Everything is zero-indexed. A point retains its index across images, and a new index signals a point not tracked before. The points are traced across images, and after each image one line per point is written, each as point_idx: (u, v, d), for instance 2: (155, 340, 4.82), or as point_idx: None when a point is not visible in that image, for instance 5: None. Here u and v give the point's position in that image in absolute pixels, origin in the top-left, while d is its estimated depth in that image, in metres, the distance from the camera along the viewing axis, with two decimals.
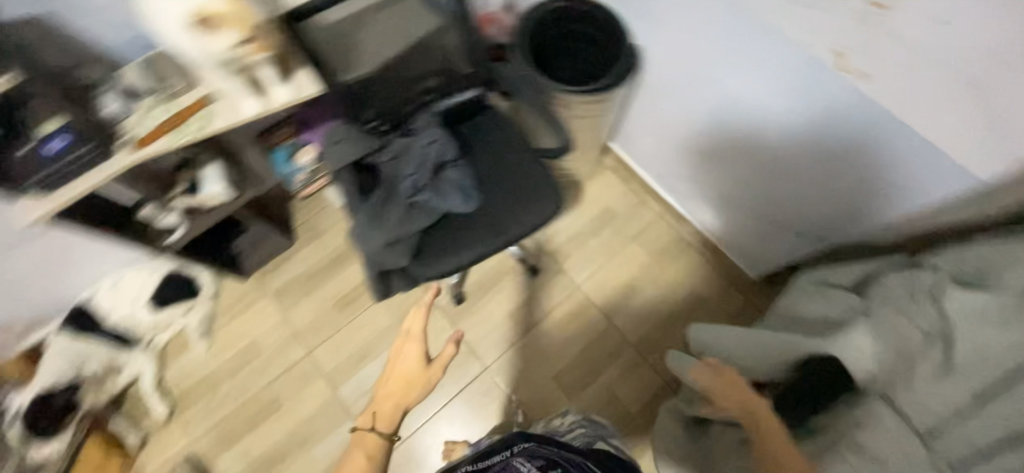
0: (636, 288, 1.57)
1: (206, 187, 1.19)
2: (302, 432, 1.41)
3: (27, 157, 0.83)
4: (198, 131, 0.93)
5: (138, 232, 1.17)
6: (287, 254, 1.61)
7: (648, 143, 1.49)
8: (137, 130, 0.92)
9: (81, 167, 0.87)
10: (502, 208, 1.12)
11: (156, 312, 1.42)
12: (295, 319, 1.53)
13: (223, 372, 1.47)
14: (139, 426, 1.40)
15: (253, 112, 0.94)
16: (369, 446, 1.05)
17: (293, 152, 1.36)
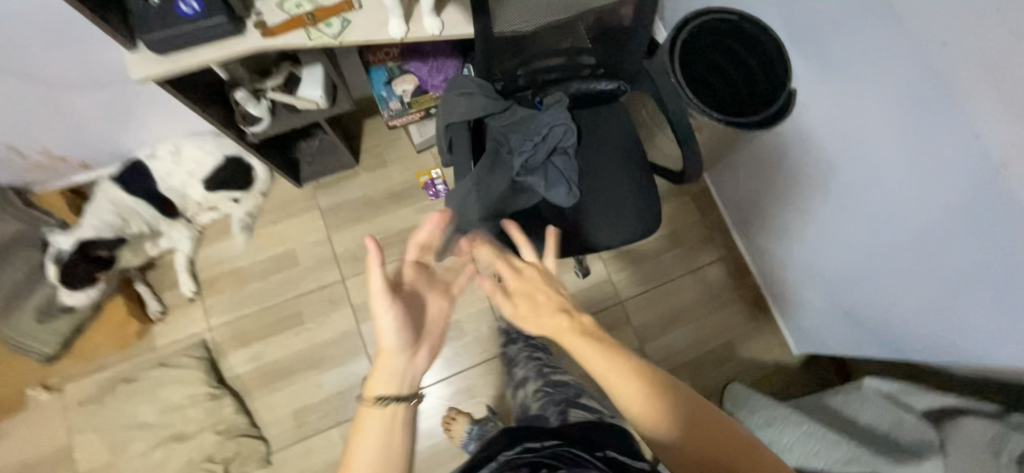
0: (676, 322, 1.54)
1: (303, 88, 1.12)
2: (316, 353, 1.41)
3: (162, 9, 0.77)
4: (334, 36, 0.85)
5: (223, 111, 1.10)
6: (348, 174, 1.55)
7: (749, 189, 1.40)
8: (272, 14, 0.84)
9: (207, 36, 0.80)
10: (603, 212, 1.06)
11: (209, 192, 1.37)
12: (338, 241, 1.50)
13: (255, 270, 1.45)
14: (164, 296, 1.39)
15: (397, 35, 0.85)
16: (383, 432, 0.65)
17: (391, 76, 1.27)
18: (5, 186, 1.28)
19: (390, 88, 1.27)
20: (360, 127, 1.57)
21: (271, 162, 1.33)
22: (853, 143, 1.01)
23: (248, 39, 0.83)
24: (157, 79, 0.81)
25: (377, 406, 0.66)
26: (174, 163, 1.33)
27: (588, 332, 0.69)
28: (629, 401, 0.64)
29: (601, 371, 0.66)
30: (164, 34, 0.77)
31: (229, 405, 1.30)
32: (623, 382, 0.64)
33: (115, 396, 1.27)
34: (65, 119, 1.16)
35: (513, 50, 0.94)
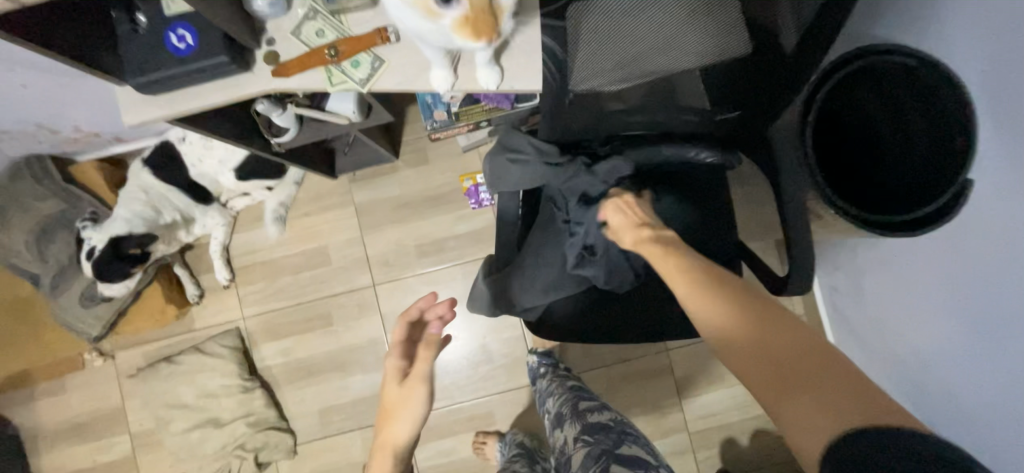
0: (725, 379, 1.39)
1: (333, 101, 0.93)
2: (343, 356, 1.39)
3: (152, 42, 0.61)
4: (362, 82, 0.66)
5: (245, 119, 0.96)
6: (385, 169, 1.41)
7: (861, 275, 1.08)
8: (286, 44, 0.65)
9: (206, 77, 0.63)
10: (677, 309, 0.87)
11: (240, 182, 1.27)
12: (371, 243, 1.40)
13: (288, 264, 1.40)
14: (201, 280, 1.39)
15: (441, 88, 0.66)
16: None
17: None
18: (45, 157, 1.24)
19: (437, 94, 1.03)
20: (402, 114, 1.38)
21: (301, 162, 1.19)
22: None
23: (256, 77, 0.65)
24: (152, 124, 0.66)
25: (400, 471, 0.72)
26: (205, 150, 1.22)
27: (705, 271, 0.65)
28: (698, 305, 0.62)
29: (692, 305, 0.62)
30: (154, 77, 0.61)
31: (259, 398, 1.33)
32: (700, 301, 0.62)
33: (158, 374, 1.33)
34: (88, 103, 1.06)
35: (596, 107, 0.72)
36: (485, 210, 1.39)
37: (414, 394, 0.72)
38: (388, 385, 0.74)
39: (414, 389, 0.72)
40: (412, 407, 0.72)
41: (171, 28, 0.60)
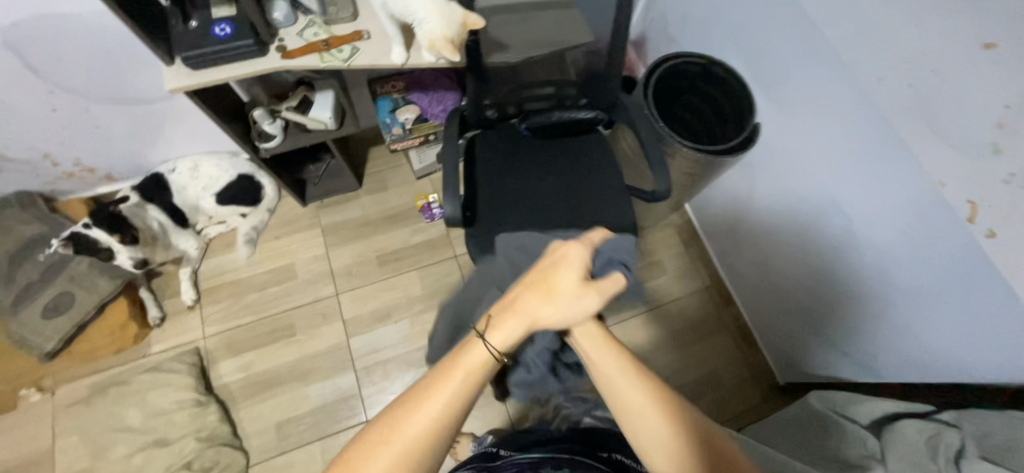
0: (661, 348, 1.56)
1: (315, 110, 1.23)
2: (306, 365, 1.43)
3: (201, 33, 0.91)
4: (344, 60, 0.97)
5: (242, 127, 1.22)
6: (351, 197, 1.65)
7: (734, 229, 1.48)
8: (292, 41, 0.97)
9: (236, 55, 0.92)
10: None
11: (219, 206, 1.46)
12: (336, 258, 1.57)
13: (254, 282, 1.51)
14: (164, 303, 1.44)
15: (399, 60, 0.97)
16: (484, 366, 0.60)
17: (396, 105, 1.41)
18: (34, 193, 1.38)
19: (394, 116, 1.39)
20: (366, 153, 1.70)
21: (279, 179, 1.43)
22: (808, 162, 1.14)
23: (267, 60, 0.95)
24: (184, 89, 0.92)
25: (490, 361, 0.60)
26: (192, 177, 1.43)
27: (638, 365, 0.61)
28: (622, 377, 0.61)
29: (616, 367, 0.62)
30: (197, 53, 0.90)
31: (213, 412, 1.32)
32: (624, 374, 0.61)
33: (106, 398, 1.31)
34: (99, 132, 1.28)
35: (503, 79, 1.09)
36: (438, 222, 1.64)
37: (572, 309, 0.65)
38: (573, 264, 0.67)
39: (571, 307, 0.65)
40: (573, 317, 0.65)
41: (215, 24, 0.91)
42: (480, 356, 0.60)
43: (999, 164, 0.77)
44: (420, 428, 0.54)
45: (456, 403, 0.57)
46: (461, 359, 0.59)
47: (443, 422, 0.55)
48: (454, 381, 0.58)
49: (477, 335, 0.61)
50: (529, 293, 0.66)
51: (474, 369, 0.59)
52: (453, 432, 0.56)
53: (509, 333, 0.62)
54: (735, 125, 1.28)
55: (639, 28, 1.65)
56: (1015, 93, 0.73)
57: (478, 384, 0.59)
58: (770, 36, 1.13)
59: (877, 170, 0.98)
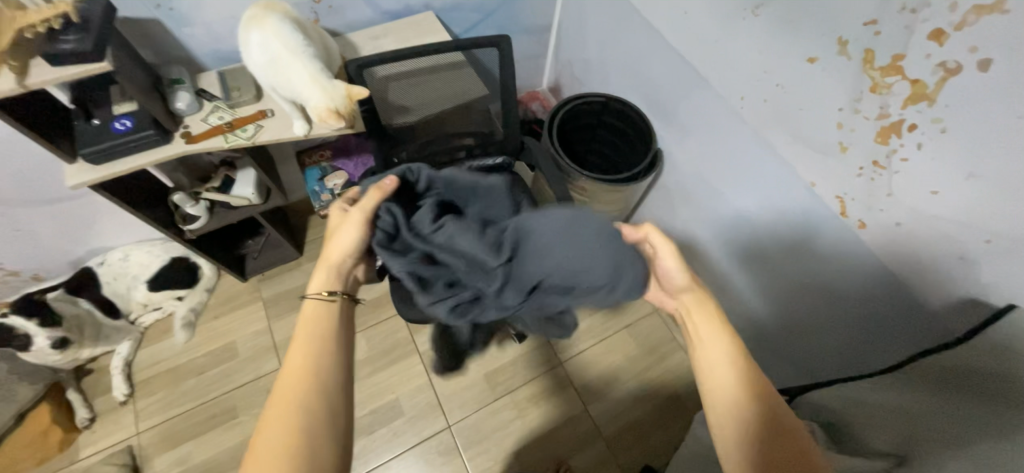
0: (620, 378, 1.52)
1: (237, 187, 1.26)
2: (247, 449, 1.35)
3: (100, 128, 0.95)
4: (247, 138, 1.02)
5: (163, 212, 1.24)
6: (291, 266, 1.65)
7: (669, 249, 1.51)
8: (197, 126, 1.02)
9: (139, 146, 0.96)
10: None
11: (152, 292, 1.44)
12: (278, 330, 1.54)
13: (193, 367, 1.46)
14: (94, 403, 1.38)
15: (301, 132, 1.03)
16: (318, 319, 0.70)
17: (324, 173, 1.44)
18: None
19: (322, 182, 1.42)
20: (305, 221, 1.72)
21: (212, 257, 1.42)
22: (714, 183, 1.19)
23: (172, 146, 1.00)
24: (87, 184, 0.95)
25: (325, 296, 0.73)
26: (123, 267, 1.41)
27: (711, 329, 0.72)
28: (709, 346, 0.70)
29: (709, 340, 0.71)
30: (93, 148, 0.93)
31: None
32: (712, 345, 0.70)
33: None
34: (20, 235, 1.27)
35: (405, 136, 1.16)
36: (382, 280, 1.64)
37: (343, 235, 0.76)
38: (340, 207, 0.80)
39: (341, 234, 0.77)
40: (360, 219, 0.76)
41: (115, 119, 0.95)
42: (312, 307, 0.72)
43: (851, 160, 0.83)
44: (287, 412, 0.60)
45: (315, 352, 0.66)
46: (297, 343, 0.67)
47: (308, 392, 0.62)
48: (294, 362, 0.64)
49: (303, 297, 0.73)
50: (322, 261, 0.77)
51: (311, 338, 0.67)
52: (328, 399, 0.63)
53: (322, 280, 0.75)
54: (641, 153, 1.35)
55: (553, 76, 1.77)
56: (843, 98, 0.80)
57: (322, 350, 0.67)
58: (654, 70, 1.23)
59: (766, 177, 1.03)
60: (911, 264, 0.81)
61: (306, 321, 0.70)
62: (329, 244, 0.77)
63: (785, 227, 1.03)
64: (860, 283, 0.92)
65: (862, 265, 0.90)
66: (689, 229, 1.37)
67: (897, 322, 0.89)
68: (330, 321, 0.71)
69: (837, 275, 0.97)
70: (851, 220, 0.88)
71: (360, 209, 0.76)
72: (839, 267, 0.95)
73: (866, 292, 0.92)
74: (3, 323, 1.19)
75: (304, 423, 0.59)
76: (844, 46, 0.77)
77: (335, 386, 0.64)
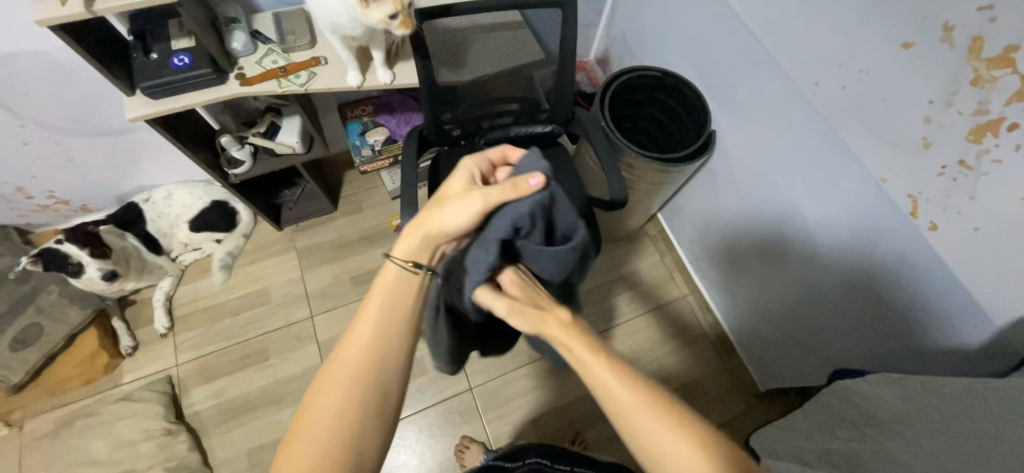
0: (642, 361, 1.52)
1: (282, 135, 1.26)
2: (278, 390, 1.41)
3: (159, 63, 0.94)
4: (301, 85, 1.01)
5: (210, 153, 1.25)
6: (324, 218, 1.66)
7: (705, 237, 1.48)
8: (251, 69, 1.02)
9: (193, 84, 0.96)
10: None
11: (193, 233, 1.47)
12: (310, 280, 1.57)
13: (229, 308, 1.51)
14: (137, 333, 1.45)
15: (354, 83, 1.03)
16: (394, 289, 0.66)
17: (365, 128, 1.43)
18: (9, 227, 1.42)
19: (363, 137, 1.42)
20: (340, 176, 1.72)
21: (252, 203, 1.44)
22: (768, 168, 1.14)
23: (227, 87, 0.99)
24: (144, 118, 0.96)
25: (407, 267, 0.67)
26: (166, 206, 1.44)
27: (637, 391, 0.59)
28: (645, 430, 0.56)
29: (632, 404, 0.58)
30: (155, 82, 0.93)
31: (183, 441, 1.31)
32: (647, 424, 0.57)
33: (74, 430, 1.30)
34: (74, 164, 1.30)
35: (456, 96, 1.13)
36: None
37: (457, 208, 0.67)
38: (463, 179, 0.72)
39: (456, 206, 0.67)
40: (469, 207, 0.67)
41: (174, 55, 0.95)
42: (394, 275, 0.67)
43: (933, 157, 0.78)
44: (343, 384, 0.58)
45: (379, 331, 0.62)
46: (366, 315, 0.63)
47: (362, 368, 0.59)
48: (353, 343, 0.60)
49: (387, 258, 0.68)
50: (432, 208, 0.70)
51: (382, 311, 0.63)
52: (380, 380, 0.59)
53: (410, 246, 0.68)
54: (694, 134, 1.30)
55: (602, 48, 1.71)
56: (936, 89, 0.75)
57: (394, 323, 0.63)
58: (718, 48, 1.17)
59: (827, 166, 0.99)
60: (965, 268, 0.79)
61: (390, 283, 0.66)
62: (433, 212, 0.69)
63: (837, 220, 1.01)
64: (880, 263, 0.95)
65: (890, 244, 0.91)
66: (730, 217, 1.33)
67: (939, 322, 0.88)
68: (406, 298, 0.66)
69: (860, 259, 0.99)
70: (908, 216, 0.86)
71: (485, 199, 0.66)
72: (866, 250, 0.97)
73: (893, 276, 0.93)
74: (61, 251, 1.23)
75: (352, 401, 0.57)
76: (949, 33, 0.71)
77: (397, 378, 0.61)
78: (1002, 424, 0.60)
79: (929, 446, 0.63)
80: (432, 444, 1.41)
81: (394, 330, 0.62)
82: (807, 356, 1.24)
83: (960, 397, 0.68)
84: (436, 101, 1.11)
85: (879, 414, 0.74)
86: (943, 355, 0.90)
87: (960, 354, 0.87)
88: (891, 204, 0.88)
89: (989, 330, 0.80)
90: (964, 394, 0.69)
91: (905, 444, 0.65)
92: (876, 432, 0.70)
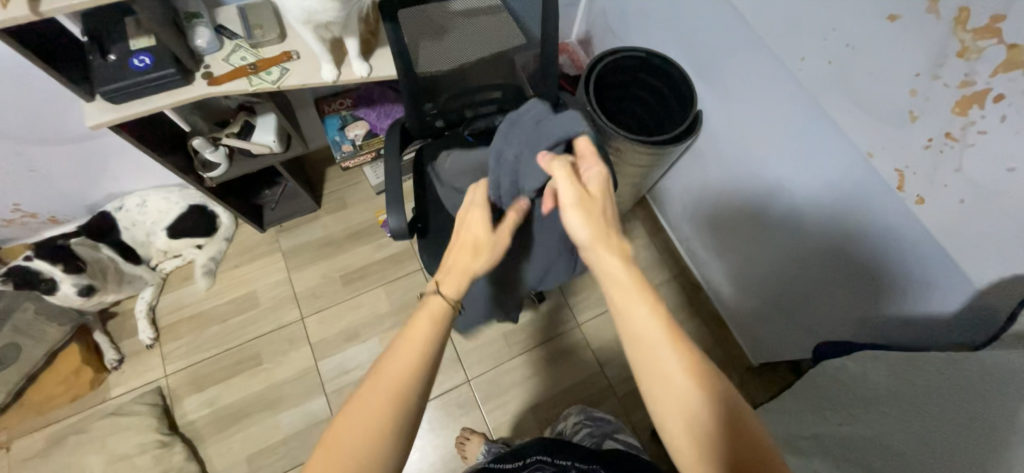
0: None
1: (257, 134, 1.21)
2: (273, 394, 1.39)
3: (118, 65, 0.89)
4: (274, 82, 0.96)
5: (183, 157, 1.19)
6: (308, 217, 1.62)
7: (694, 217, 1.48)
8: (218, 67, 0.96)
9: (157, 86, 0.91)
10: None
11: (172, 240, 1.42)
12: (298, 282, 1.53)
13: (216, 314, 1.47)
14: (122, 345, 1.41)
15: (329, 78, 0.99)
16: (434, 320, 0.63)
17: (345, 122, 1.39)
18: None
19: (343, 132, 1.37)
20: (321, 173, 1.67)
21: (232, 206, 1.39)
22: (756, 145, 1.13)
23: (194, 88, 0.94)
24: (106, 124, 0.91)
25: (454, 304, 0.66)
26: (140, 213, 1.38)
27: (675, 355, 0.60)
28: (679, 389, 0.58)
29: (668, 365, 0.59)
30: (115, 86, 0.87)
31: (179, 452, 1.29)
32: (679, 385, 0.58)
33: (63, 448, 1.27)
34: (37, 175, 1.24)
35: (436, 86, 1.10)
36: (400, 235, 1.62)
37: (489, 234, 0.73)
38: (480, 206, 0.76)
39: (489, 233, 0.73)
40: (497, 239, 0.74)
41: (132, 55, 0.89)
42: (435, 311, 0.64)
43: (920, 131, 0.78)
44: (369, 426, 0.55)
45: (412, 369, 0.58)
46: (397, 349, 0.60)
47: (390, 414, 0.56)
48: (384, 383, 0.57)
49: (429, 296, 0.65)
50: (461, 244, 0.73)
51: (411, 351, 0.60)
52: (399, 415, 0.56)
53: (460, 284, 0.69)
54: (680, 115, 1.28)
55: (584, 28, 1.67)
56: (922, 62, 0.75)
57: (423, 356, 0.60)
58: (702, 25, 1.15)
59: (814, 142, 0.98)
60: (952, 238, 0.80)
61: (427, 316, 0.63)
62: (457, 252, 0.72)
63: (825, 196, 1.01)
64: (868, 235, 0.95)
65: (878, 214, 0.91)
66: (718, 196, 1.33)
67: (927, 289, 0.89)
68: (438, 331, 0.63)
69: (849, 231, 0.99)
70: (895, 188, 0.86)
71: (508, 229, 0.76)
72: (854, 221, 0.97)
73: (881, 246, 0.93)
74: (31, 268, 1.19)
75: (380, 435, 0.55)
76: (935, 4, 0.70)
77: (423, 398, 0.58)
78: (988, 406, 0.62)
79: (931, 428, 0.65)
80: (433, 438, 1.41)
81: (424, 367, 0.59)
82: (798, 330, 1.26)
83: (941, 367, 0.71)
84: (416, 92, 1.08)
85: (868, 394, 0.77)
86: (925, 319, 0.92)
87: (942, 314, 0.89)
88: (878, 177, 0.88)
89: (966, 292, 0.82)
90: (942, 364, 0.72)
91: (900, 430, 0.68)
92: (867, 416, 0.74)
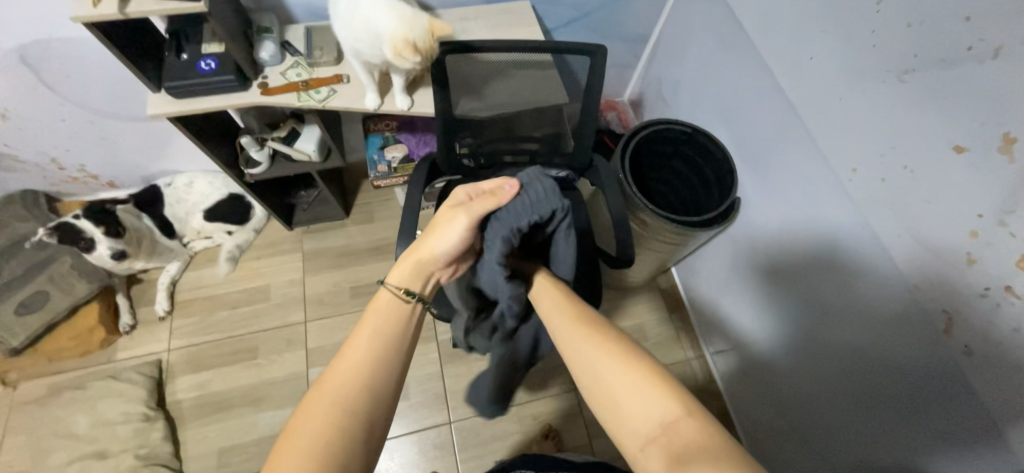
0: None
1: (300, 142, 1.27)
2: (259, 392, 1.40)
3: (187, 65, 0.96)
4: (320, 101, 1.01)
5: (231, 151, 1.27)
6: (335, 224, 1.67)
7: (720, 301, 1.39)
8: (275, 79, 1.03)
9: (216, 89, 0.98)
10: None
11: (207, 222, 1.49)
12: (310, 285, 1.57)
13: (228, 300, 1.52)
14: (138, 311, 1.48)
15: (372, 106, 1.03)
16: (386, 310, 0.65)
17: (385, 143, 1.43)
18: (40, 193, 1.49)
19: (381, 152, 1.42)
20: (357, 184, 1.73)
21: (265, 202, 1.45)
22: (793, 245, 1.06)
23: (248, 95, 1.00)
24: (163, 115, 0.98)
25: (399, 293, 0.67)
26: (186, 193, 1.47)
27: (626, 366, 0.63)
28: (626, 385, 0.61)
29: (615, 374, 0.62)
30: (179, 83, 0.95)
31: (158, 429, 1.32)
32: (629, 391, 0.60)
33: (60, 400, 1.34)
34: (107, 144, 1.35)
35: (472, 129, 1.11)
36: None
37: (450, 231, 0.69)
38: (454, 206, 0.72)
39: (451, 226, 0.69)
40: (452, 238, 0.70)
41: (202, 58, 0.97)
42: (387, 301, 0.66)
43: (976, 276, 0.70)
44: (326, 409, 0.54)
45: (372, 355, 0.60)
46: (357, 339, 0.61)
47: (345, 390, 0.56)
48: (346, 366, 0.58)
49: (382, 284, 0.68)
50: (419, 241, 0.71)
51: (374, 336, 0.62)
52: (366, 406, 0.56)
53: (405, 273, 0.70)
54: (717, 197, 1.23)
55: (638, 90, 1.66)
56: (988, 203, 0.67)
57: (390, 345, 0.62)
58: (754, 112, 1.10)
59: (856, 257, 0.90)
60: (1004, 404, 0.68)
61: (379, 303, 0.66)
62: (423, 239, 0.71)
63: (862, 315, 0.91)
64: (906, 372, 0.83)
65: (923, 348, 0.79)
66: (747, 287, 1.25)
67: (966, 453, 0.75)
68: (399, 322, 0.65)
69: (886, 359, 0.87)
70: (945, 328, 0.75)
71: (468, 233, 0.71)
72: (894, 349, 0.85)
73: (920, 386, 0.81)
74: (76, 225, 1.27)
75: (335, 421, 0.53)
76: (1009, 145, 0.64)
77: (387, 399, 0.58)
78: None
79: None
80: None
81: (389, 356, 0.61)
82: (810, 452, 1.12)
83: None
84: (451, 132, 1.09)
85: None
86: None
87: None
88: (925, 312, 0.78)
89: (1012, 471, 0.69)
90: None
91: None
92: None
